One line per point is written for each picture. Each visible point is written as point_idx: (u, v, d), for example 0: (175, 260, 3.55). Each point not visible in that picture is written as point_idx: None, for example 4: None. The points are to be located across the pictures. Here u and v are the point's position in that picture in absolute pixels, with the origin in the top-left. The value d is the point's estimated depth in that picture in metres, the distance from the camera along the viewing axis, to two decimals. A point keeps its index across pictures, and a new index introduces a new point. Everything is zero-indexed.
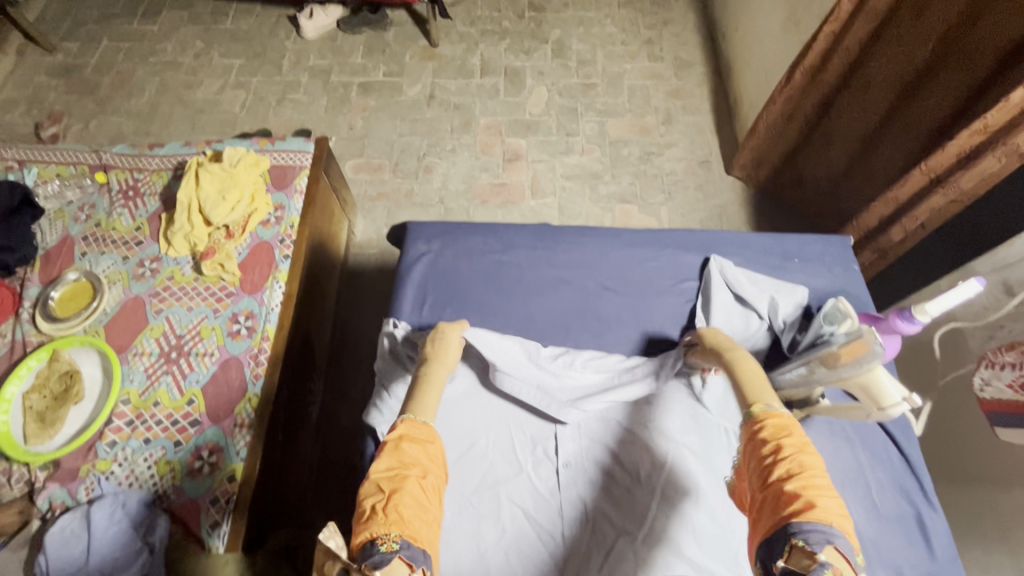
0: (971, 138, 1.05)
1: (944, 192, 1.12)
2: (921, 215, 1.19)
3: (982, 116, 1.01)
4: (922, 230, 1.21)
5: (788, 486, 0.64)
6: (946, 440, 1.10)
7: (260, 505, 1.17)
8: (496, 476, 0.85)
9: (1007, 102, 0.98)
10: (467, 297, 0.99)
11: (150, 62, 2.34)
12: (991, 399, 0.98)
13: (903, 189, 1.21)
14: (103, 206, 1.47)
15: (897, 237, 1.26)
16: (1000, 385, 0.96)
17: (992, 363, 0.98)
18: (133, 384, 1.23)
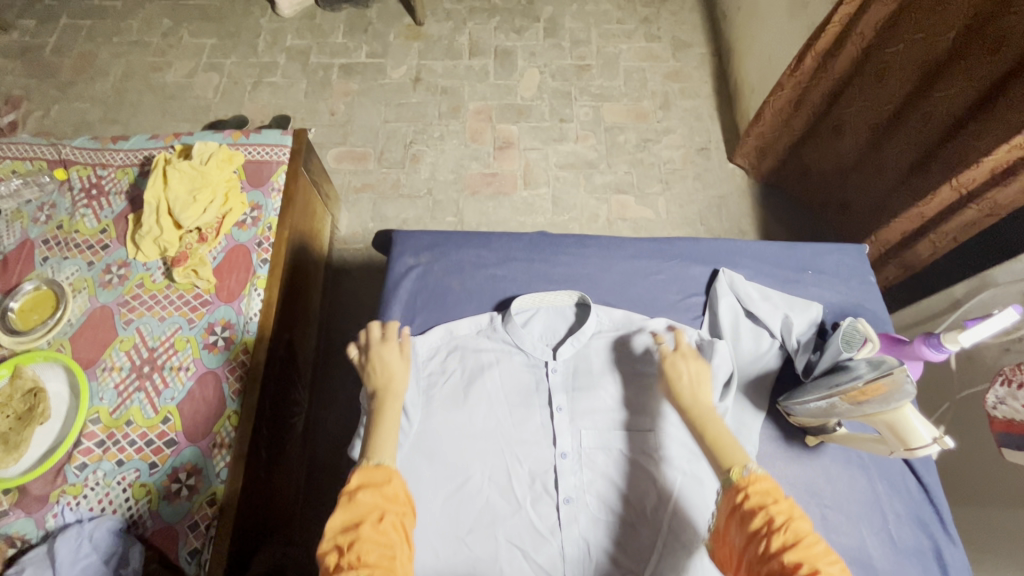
0: (1006, 154, 1.02)
1: (977, 207, 1.10)
2: (952, 230, 1.17)
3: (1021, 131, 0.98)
4: (953, 243, 1.19)
5: (793, 562, 0.55)
6: (959, 451, 1.06)
7: (244, 526, 1.11)
8: (493, 513, 0.78)
9: None
10: (459, 316, 0.91)
11: (114, 42, 2.18)
12: (1002, 418, 0.93)
13: (930, 204, 1.18)
14: (64, 206, 1.36)
15: (925, 252, 1.25)
16: (1014, 404, 0.91)
17: (1008, 381, 0.93)
18: (103, 402, 1.15)
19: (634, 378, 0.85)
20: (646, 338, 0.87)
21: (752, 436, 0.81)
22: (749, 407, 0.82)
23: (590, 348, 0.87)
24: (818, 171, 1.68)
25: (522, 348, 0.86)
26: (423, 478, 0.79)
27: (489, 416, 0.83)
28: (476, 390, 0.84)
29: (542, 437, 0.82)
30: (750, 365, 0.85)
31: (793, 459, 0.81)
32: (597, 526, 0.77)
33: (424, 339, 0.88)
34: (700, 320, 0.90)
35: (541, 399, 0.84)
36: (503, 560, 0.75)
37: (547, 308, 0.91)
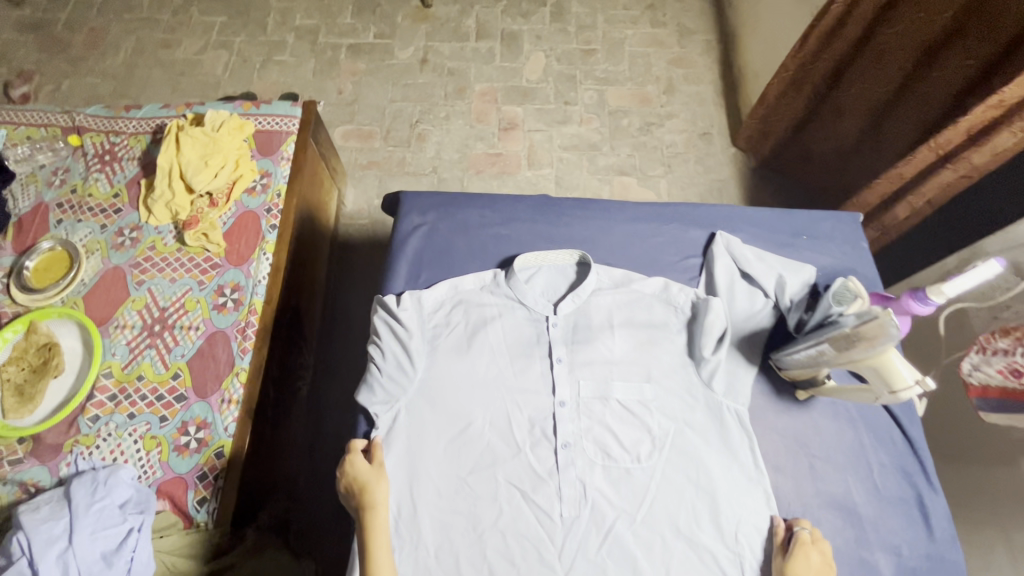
0: (986, 113, 1.02)
1: (954, 168, 1.10)
2: (928, 192, 1.18)
3: (1000, 90, 0.98)
4: (929, 207, 1.20)
5: None
6: (950, 419, 1.09)
7: (249, 479, 1.15)
8: (493, 455, 0.81)
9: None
10: (463, 273, 0.94)
11: (125, 18, 2.21)
12: (978, 384, 1.01)
13: (909, 165, 1.18)
14: (78, 171, 1.39)
15: (902, 215, 1.25)
16: (988, 370, 0.99)
17: (985, 348, 1.00)
18: (115, 357, 1.18)
19: (631, 333, 0.88)
20: (644, 295, 0.90)
21: (745, 389, 0.84)
22: (741, 360, 0.85)
23: (590, 304, 0.90)
24: (818, 154, 1.70)
25: (524, 303, 0.89)
26: (427, 420, 0.83)
27: (490, 366, 0.86)
28: (479, 341, 0.87)
29: (541, 385, 0.85)
30: (744, 323, 0.87)
31: (784, 412, 0.84)
32: (593, 470, 0.80)
33: (429, 292, 0.90)
34: (696, 281, 0.93)
35: (541, 350, 0.87)
36: (502, 499, 0.79)
37: (548, 266, 0.93)
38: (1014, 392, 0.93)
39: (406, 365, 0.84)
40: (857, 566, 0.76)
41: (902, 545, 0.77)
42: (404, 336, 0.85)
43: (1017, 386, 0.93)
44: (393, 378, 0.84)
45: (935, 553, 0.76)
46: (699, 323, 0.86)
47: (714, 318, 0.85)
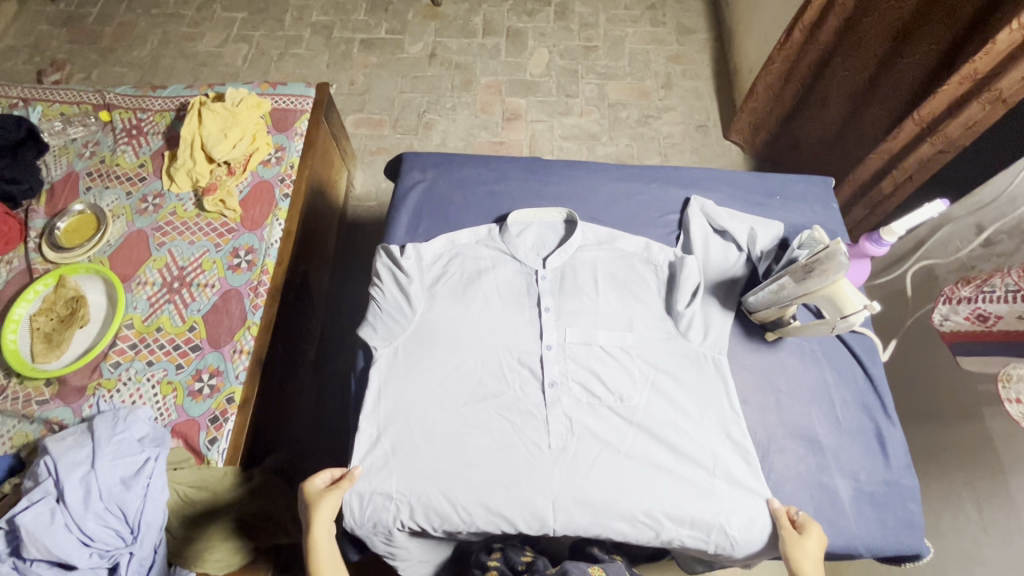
0: (960, 85, 1.07)
1: (933, 141, 1.15)
2: (911, 167, 1.22)
3: (970, 62, 1.03)
4: (911, 182, 1.24)
5: None
6: (922, 380, 1.14)
7: (258, 426, 1.23)
8: (485, 391, 0.87)
9: (992, 49, 0.99)
10: (460, 224, 1.01)
11: (152, 14, 2.34)
12: (950, 331, 0.96)
13: (896, 140, 1.23)
14: (107, 144, 1.49)
15: (886, 191, 1.30)
16: (956, 319, 0.95)
17: (950, 298, 0.96)
18: (136, 310, 1.27)
19: (616, 285, 0.93)
20: (626, 253, 0.96)
21: (722, 337, 0.89)
22: (715, 303, 0.90)
23: (577, 259, 0.96)
24: (807, 142, 1.77)
25: (515, 256, 0.95)
26: (424, 358, 0.89)
27: (483, 311, 0.92)
28: (473, 288, 0.93)
29: (531, 330, 0.91)
30: (719, 272, 0.93)
31: (755, 351, 0.91)
32: (578, 405, 0.85)
33: (428, 245, 0.97)
34: (675, 236, 1.00)
35: (531, 299, 0.93)
36: (494, 430, 0.85)
37: (538, 222, 1.00)
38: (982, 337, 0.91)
39: (405, 307, 0.91)
40: (817, 489, 0.82)
41: (861, 472, 0.84)
42: (404, 280, 0.92)
43: (983, 330, 0.91)
44: (392, 318, 0.90)
45: (891, 479, 0.83)
46: (677, 278, 0.92)
47: (689, 272, 0.90)
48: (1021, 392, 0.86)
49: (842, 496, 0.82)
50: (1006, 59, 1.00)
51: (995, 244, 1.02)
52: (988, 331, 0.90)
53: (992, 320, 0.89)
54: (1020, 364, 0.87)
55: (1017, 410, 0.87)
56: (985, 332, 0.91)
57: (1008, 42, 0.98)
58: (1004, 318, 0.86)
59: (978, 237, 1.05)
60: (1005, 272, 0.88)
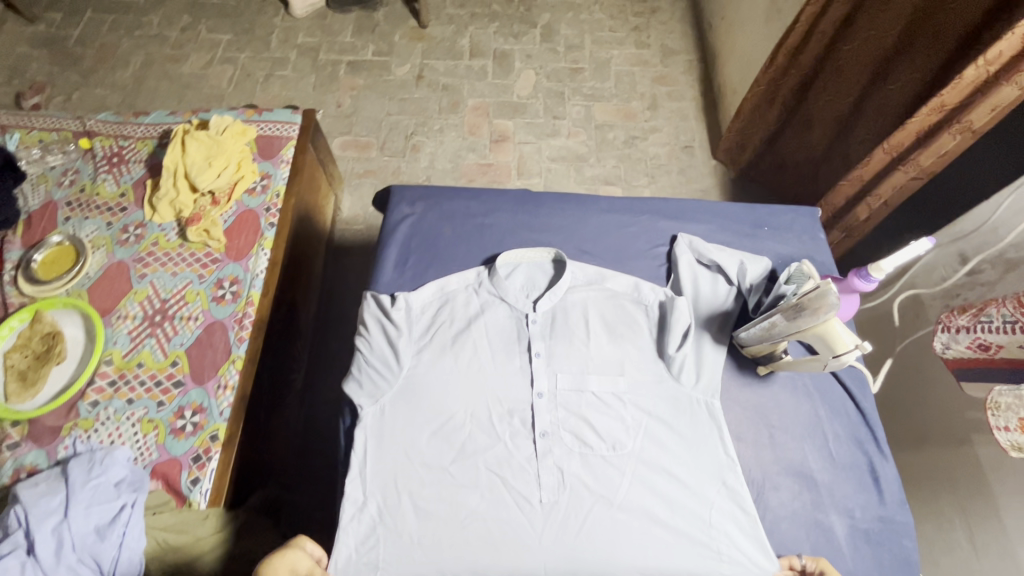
0: (929, 116, 1.08)
1: (905, 169, 1.16)
2: (884, 194, 1.24)
3: (939, 94, 1.04)
4: (885, 208, 1.26)
5: None
6: (913, 406, 1.15)
7: (243, 463, 1.19)
8: (474, 445, 0.84)
9: (959, 83, 1.01)
10: (451, 258, 1.00)
11: (136, 35, 2.32)
12: (953, 358, 1.03)
13: (868, 166, 1.24)
14: (87, 172, 1.46)
15: (861, 216, 1.31)
16: (958, 346, 1.01)
17: (948, 327, 1.04)
18: (116, 345, 1.24)
19: (608, 330, 0.92)
20: (617, 293, 0.95)
21: (715, 380, 0.87)
22: (708, 336, 0.90)
23: (567, 302, 0.94)
24: (791, 164, 1.79)
25: (505, 299, 0.93)
26: (410, 413, 0.85)
27: (473, 360, 0.89)
28: (462, 336, 0.90)
29: (521, 379, 0.88)
30: (710, 306, 0.93)
31: (749, 386, 0.91)
32: (570, 457, 0.84)
33: (417, 294, 0.93)
34: (663, 269, 1.00)
35: (521, 346, 0.91)
36: (484, 486, 0.82)
37: (527, 264, 0.98)
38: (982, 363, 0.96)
39: (391, 361, 0.87)
40: (813, 527, 0.82)
41: (856, 508, 0.83)
42: (393, 333, 0.88)
43: (984, 357, 0.95)
44: (378, 373, 0.86)
45: (885, 515, 0.83)
46: (667, 319, 0.91)
47: (681, 314, 0.89)
48: (1010, 420, 0.89)
49: (838, 533, 0.82)
50: (973, 92, 1.01)
51: (979, 273, 1.06)
52: (991, 358, 0.94)
53: (994, 348, 0.92)
54: (1005, 391, 0.91)
55: (1006, 437, 0.90)
56: (988, 359, 0.94)
57: (974, 76, 1.00)
58: (1005, 347, 0.90)
59: (963, 266, 1.09)
60: (999, 302, 0.92)
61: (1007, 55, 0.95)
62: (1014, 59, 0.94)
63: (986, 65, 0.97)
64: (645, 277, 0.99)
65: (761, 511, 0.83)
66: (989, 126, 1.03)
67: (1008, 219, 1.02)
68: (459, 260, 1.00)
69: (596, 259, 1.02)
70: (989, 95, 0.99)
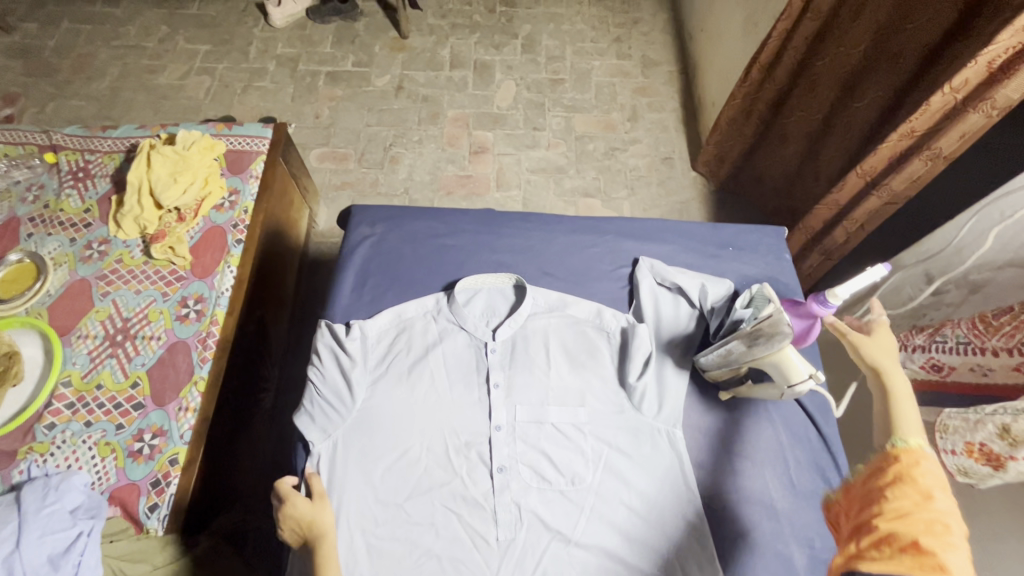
0: (899, 142, 1.09)
1: (879, 194, 1.17)
2: (860, 217, 1.24)
3: (908, 121, 1.05)
4: (862, 231, 1.26)
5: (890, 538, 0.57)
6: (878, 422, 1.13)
7: (205, 487, 1.17)
8: (429, 481, 0.81)
9: (927, 108, 1.02)
10: (410, 281, 0.98)
11: (113, 45, 2.29)
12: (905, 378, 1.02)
13: (843, 191, 1.25)
14: (52, 188, 1.44)
15: (840, 239, 1.32)
16: (911, 365, 1.00)
17: (905, 345, 1.02)
18: (75, 366, 1.21)
19: (568, 359, 0.90)
20: (578, 320, 0.94)
21: (678, 409, 0.86)
22: (670, 361, 0.88)
23: (527, 329, 0.92)
24: (768, 176, 1.79)
25: (464, 327, 0.91)
26: (363, 448, 0.82)
27: (430, 392, 0.87)
28: (420, 366, 0.88)
29: (480, 410, 0.86)
30: (671, 330, 0.92)
31: (709, 412, 0.89)
32: (528, 491, 0.81)
33: (373, 321, 0.91)
34: (625, 291, 0.99)
35: (480, 377, 0.88)
36: (439, 524, 0.79)
37: (487, 289, 0.96)
38: (935, 386, 0.95)
39: (344, 394, 0.84)
40: (773, 558, 0.80)
41: (816, 538, 0.82)
42: (347, 364, 0.85)
43: (936, 380, 0.95)
44: (330, 406, 0.83)
45: None
46: (628, 347, 0.89)
47: (643, 343, 0.88)
48: (956, 443, 0.85)
49: (798, 564, 0.80)
50: (941, 119, 1.02)
51: (944, 293, 1.05)
52: (943, 381, 0.94)
53: (946, 370, 0.93)
54: (953, 414, 0.87)
55: (952, 460, 0.85)
56: (937, 381, 0.95)
57: (942, 103, 1.00)
58: (957, 369, 0.91)
59: (928, 286, 1.08)
60: (954, 323, 0.93)
61: (973, 83, 0.95)
62: (980, 87, 0.95)
63: (953, 93, 0.98)
64: (608, 300, 0.98)
65: (719, 542, 0.81)
66: (957, 151, 1.04)
67: (972, 241, 1.00)
68: (418, 284, 0.98)
69: (559, 280, 1.01)
70: (956, 122, 0.99)
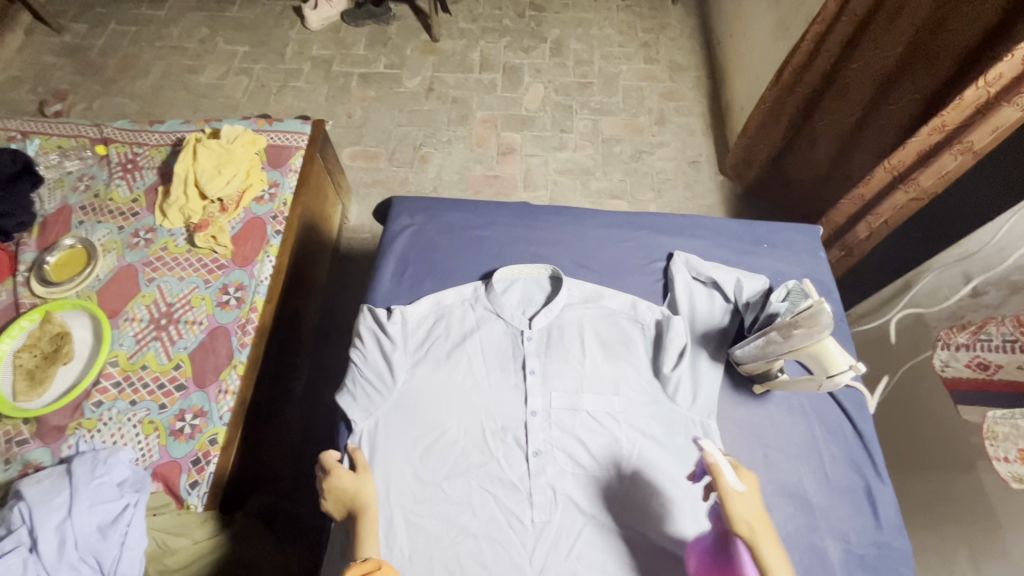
0: (930, 136, 1.11)
1: (906, 188, 1.19)
2: (885, 213, 1.26)
3: (939, 115, 1.07)
4: (885, 228, 1.28)
5: None
6: (917, 421, 1.13)
7: (241, 468, 1.21)
8: (466, 462, 0.83)
9: (959, 103, 1.04)
10: (447, 270, 1.01)
11: (156, 46, 2.38)
12: (952, 377, 1.07)
13: (870, 185, 1.29)
14: (101, 178, 1.50)
15: (862, 234, 1.34)
16: (956, 365, 1.06)
17: (948, 344, 1.09)
18: (122, 347, 1.26)
19: (603, 349, 0.91)
20: (612, 311, 0.95)
21: (712, 400, 0.87)
22: (704, 353, 0.90)
23: (562, 319, 0.94)
24: (797, 181, 1.78)
25: (501, 315, 0.93)
26: (403, 428, 0.85)
27: (467, 376, 0.89)
28: (458, 351, 0.90)
29: (516, 396, 0.88)
30: (705, 324, 0.94)
31: (743, 405, 0.91)
32: (564, 476, 0.82)
33: (413, 306, 0.94)
34: (659, 285, 1.00)
35: (516, 363, 0.90)
36: (476, 504, 0.80)
37: (523, 279, 0.98)
38: (982, 384, 1.00)
39: (385, 375, 0.87)
40: (807, 551, 0.81)
41: (852, 533, 0.83)
42: (388, 347, 0.88)
43: (985, 378, 1.00)
44: (372, 387, 0.86)
45: (881, 540, 0.82)
46: (663, 338, 0.91)
47: (677, 335, 0.89)
48: (1009, 450, 0.92)
49: (832, 558, 0.81)
50: (973, 114, 1.03)
51: (983, 294, 1.04)
52: (989, 379, 0.99)
53: (994, 368, 0.98)
54: (1000, 420, 0.95)
55: (1006, 467, 0.92)
56: (986, 379, 0.99)
57: (975, 98, 1.02)
58: (1005, 367, 0.96)
59: (967, 286, 1.07)
60: (998, 321, 0.99)
61: (1006, 78, 0.97)
62: (1014, 81, 0.96)
63: (986, 87, 0.99)
64: (642, 292, 0.99)
65: None
66: (990, 146, 1.04)
67: (1012, 241, 1.00)
68: (456, 273, 1.00)
69: (593, 273, 1.03)
70: (989, 116, 1.01)
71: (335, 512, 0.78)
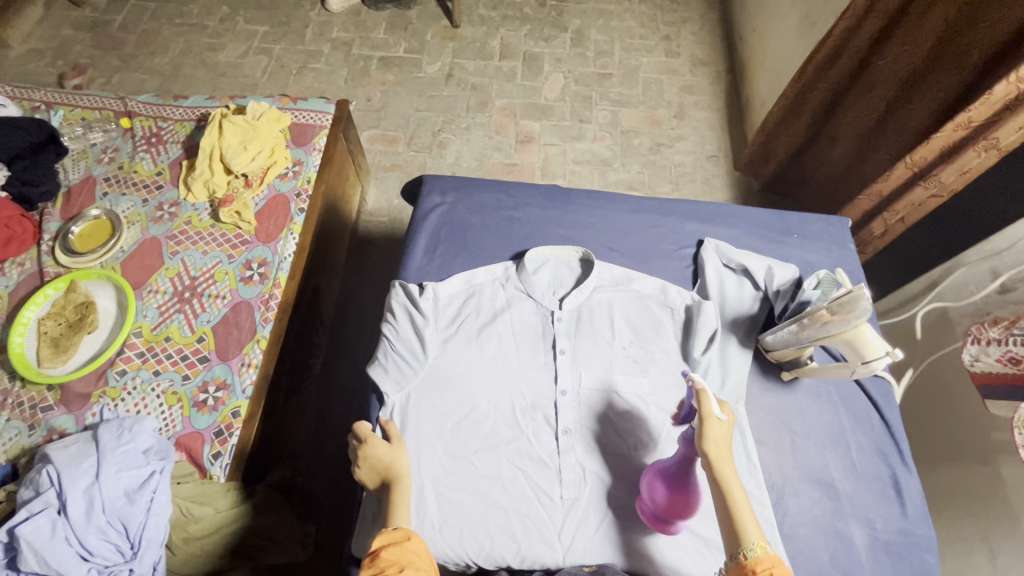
0: (954, 132, 1.10)
1: (926, 185, 1.18)
2: (901, 209, 1.26)
3: (967, 110, 1.05)
4: (901, 224, 1.28)
5: None
6: (944, 414, 1.15)
7: (264, 441, 1.23)
8: (497, 437, 0.85)
9: (987, 98, 1.02)
10: (478, 249, 1.02)
11: (176, 23, 2.38)
12: (980, 371, 1.08)
13: (889, 181, 1.27)
14: (126, 151, 1.50)
15: (877, 230, 1.34)
16: (987, 360, 1.07)
17: (978, 338, 1.10)
18: (145, 318, 1.26)
19: (632, 331, 0.93)
20: (643, 295, 0.97)
21: (741, 384, 0.90)
22: (734, 340, 0.94)
23: (592, 301, 0.95)
24: (816, 179, 1.78)
25: (532, 295, 0.94)
26: (435, 402, 0.87)
27: (497, 354, 0.91)
28: (488, 330, 0.92)
29: (545, 376, 0.90)
30: (736, 311, 0.97)
31: (770, 390, 0.95)
32: (591, 454, 0.85)
33: (445, 284, 0.96)
34: (689, 272, 1.02)
35: (546, 343, 0.92)
36: (506, 477, 0.83)
37: (554, 260, 0.99)
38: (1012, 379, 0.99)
39: (418, 350, 0.89)
40: (832, 535, 0.85)
41: (878, 519, 0.86)
42: (421, 322, 0.90)
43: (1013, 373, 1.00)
44: (404, 361, 0.88)
45: (905, 527, 0.86)
46: (693, 323, 0.93)
47: (708, 320, 0.91)
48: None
49: (856, 542, 0.84)
50: (1000, 110, 1.02)
51: (1011, 290, 1.06)
52: (1018, 373, 0.99)
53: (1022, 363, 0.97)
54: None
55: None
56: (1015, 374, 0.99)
57: (1004, 93, 1.00)
58: None
59: (994, 282, 1.10)
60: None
61: None
62: None
63: (1017, 82, 0.98)
64: (671, 278, 1.01)
65: (779, 515, 0.86)
66: (1015, 145, 1.04)
67: None
68: (487, 252, 1.02)
69: (622, 256, 1.04)
70: (1017, 113, 0.99)
71: (369, 481, 0.79)
